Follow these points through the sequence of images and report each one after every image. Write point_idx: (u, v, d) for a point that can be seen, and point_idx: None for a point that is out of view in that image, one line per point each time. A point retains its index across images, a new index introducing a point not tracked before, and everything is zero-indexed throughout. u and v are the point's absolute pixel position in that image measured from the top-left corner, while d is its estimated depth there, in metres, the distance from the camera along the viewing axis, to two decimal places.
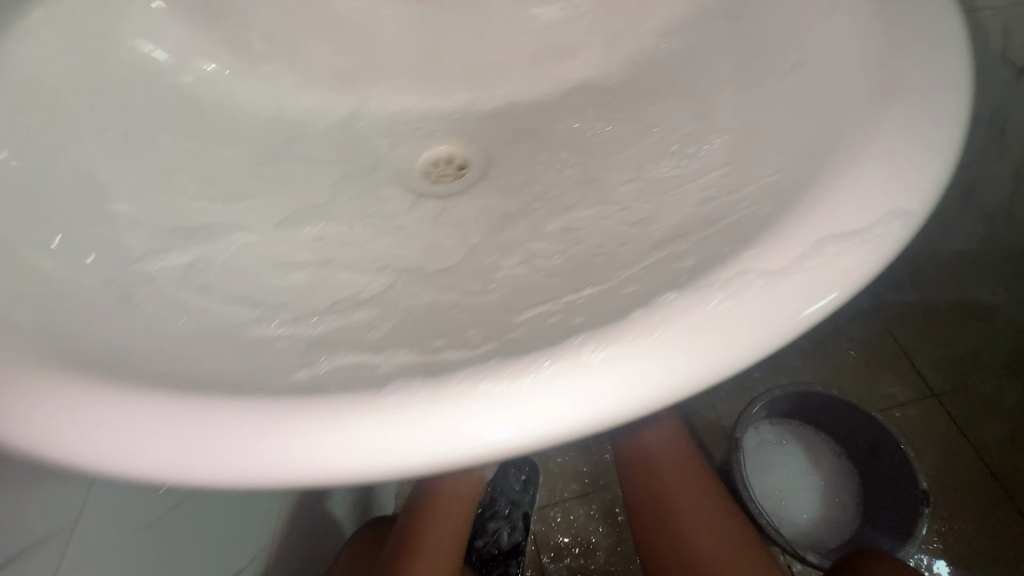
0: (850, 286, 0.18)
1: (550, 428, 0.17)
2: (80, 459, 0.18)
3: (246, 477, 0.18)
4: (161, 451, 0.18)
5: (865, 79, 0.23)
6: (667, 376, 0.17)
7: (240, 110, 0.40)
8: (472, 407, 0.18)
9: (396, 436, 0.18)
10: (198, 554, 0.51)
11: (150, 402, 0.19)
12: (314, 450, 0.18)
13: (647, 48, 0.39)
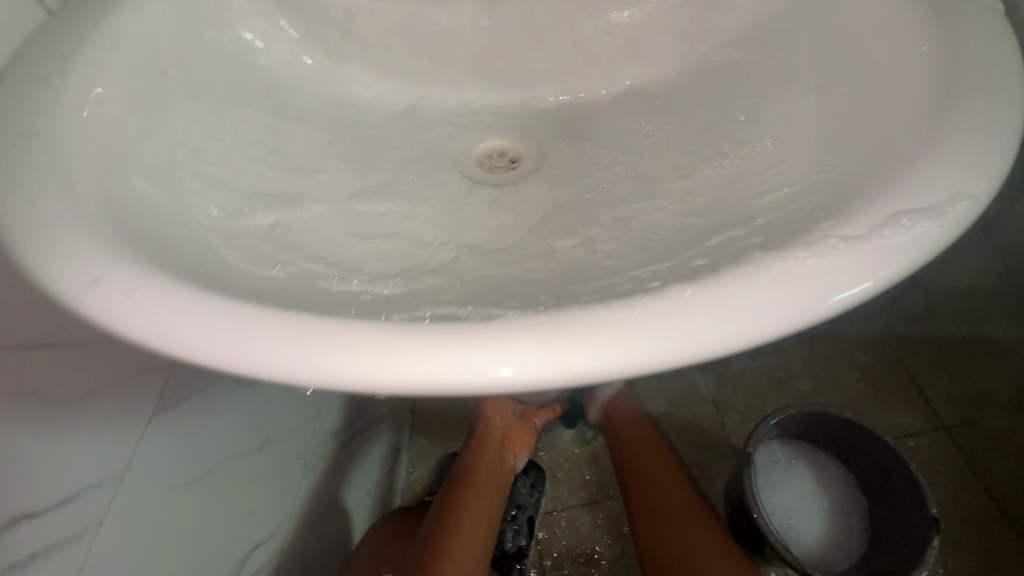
0: (918, 253, 0.19)
1: (640, 356, 0.19)
2: (207, 352, 0.20)
3: (354, 380, 0.20)
4: (281, 350, 0.20)
5: (925, 86, 0.25)
6: (712, 340, 0.19)
7: (313, 93, 0.42)
8: (567, 336, 0.19)
9: (495, 354, 0.19)
10: (228, 516, 0.52)
11: (243, 314, 0.21)
12: (419, 359, 0.19)
13: (699, 59, 0.41)
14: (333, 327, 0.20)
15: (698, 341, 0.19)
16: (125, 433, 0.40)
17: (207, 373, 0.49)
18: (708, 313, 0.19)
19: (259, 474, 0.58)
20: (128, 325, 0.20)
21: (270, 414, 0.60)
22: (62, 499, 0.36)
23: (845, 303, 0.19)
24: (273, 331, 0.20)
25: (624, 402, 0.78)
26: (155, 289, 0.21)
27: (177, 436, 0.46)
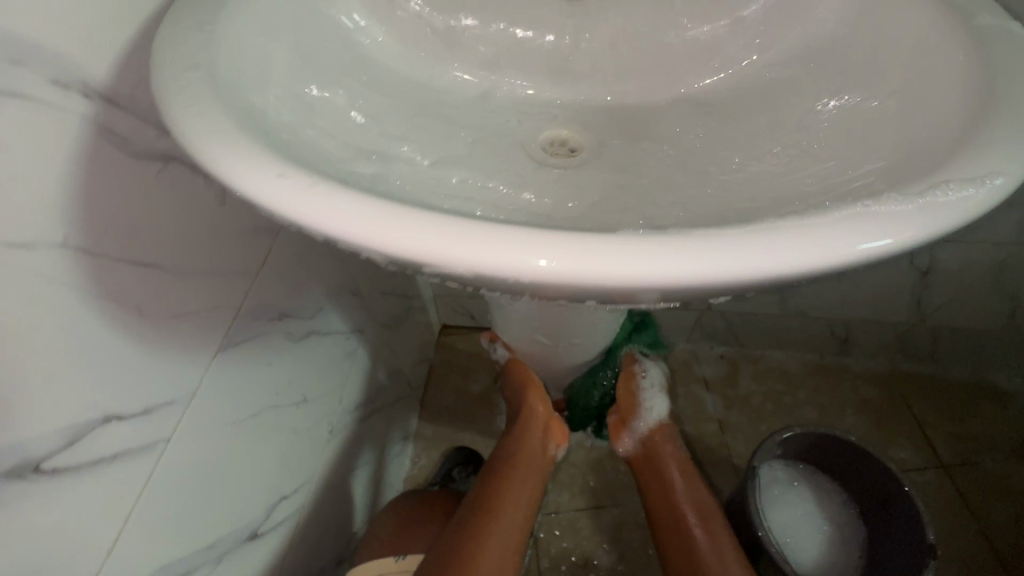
0: (969, 213, 0.23)
1: (734, 263, 0.21)
2: (346, 228, 0.22)
3: (474, 262, 0.22)
4: (412, 230, 0.22)
5: (964, 102, 0.30)
6: (791, 259, 0.21)
7: (399, 71, 0.47)
8: (666, 244, 0.21)
9: (602, 252, 0.21)
10: (263, 460, 0.55)
11: (375, 201, 0.23)
12: (533, 249, 0.21)
13: (751, 74, 0.46)
14: (444, 218, 0.23)
15: (758, 266, 0.21)
16: (194, 361, 0.43)
17: (263, 321, 0.52)
18: (777, 247, 0.21)
19: (293, 428, 0.60)
20: (276, 199, 0.24)
21: (307, 375, 0.63)
22: (144, 410, 0.38)
23: (912, 242, 0.22)
24: (390, 213, 0.23)
25: (669, 437, 0.67)
26: (301, 174, 0.24)
27: (232, 374, 0.49)
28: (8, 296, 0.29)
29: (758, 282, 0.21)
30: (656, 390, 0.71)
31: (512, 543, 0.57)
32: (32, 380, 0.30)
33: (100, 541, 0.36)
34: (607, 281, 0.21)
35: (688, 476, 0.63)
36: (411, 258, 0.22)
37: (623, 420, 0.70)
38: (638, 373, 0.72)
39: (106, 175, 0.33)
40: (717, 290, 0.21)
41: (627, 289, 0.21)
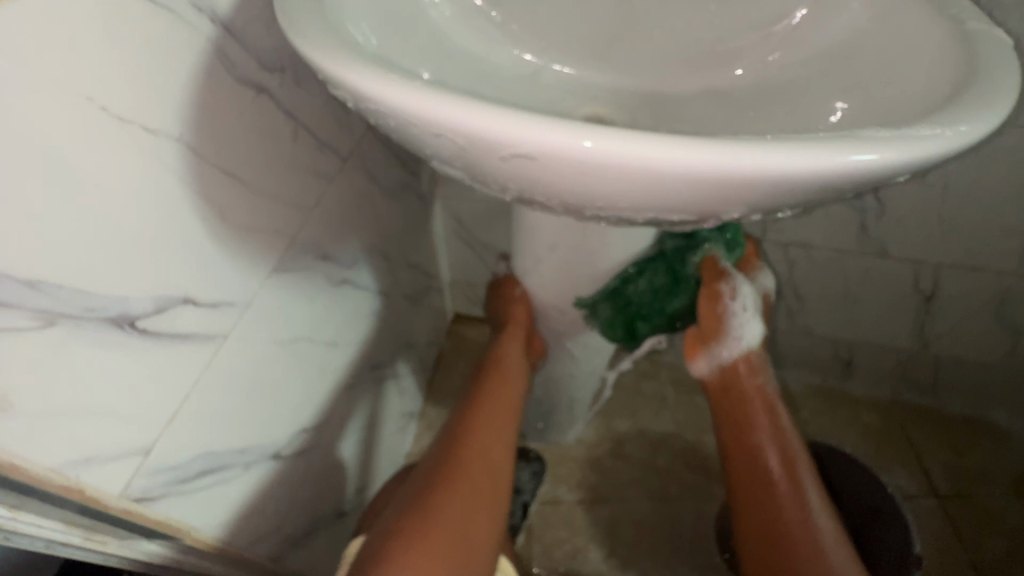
0: (946, 148, 0.28)
1: (754, 160, 0.25)
2: (434, 114, 0.27)
3: (541, 141, 0.26)
4: (489, 114, 0.26)
5: (942, 90, 0.36)
6: (802, 161, 0.26)
7: (458, 39, 0.52)
8: (703, 141, 0.26)
9: (649, 141, 0.26)
10: (296, 387, 0.59)
11: (457, 95, 0.27)
12: (591, 133, 0.26)
13: (773, 68, 0.50)
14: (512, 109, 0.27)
15: (775, 163, 0.25)
16: (254, 273, 0.48)
17: (310, 257, 0.58)
18: (791, 151, 0.26)
19: (322, 366, 0.65)
20: (377, 94, 0.28)
21: (338, 322, 0.67)
22: (212, 304, 0.43)
23: (903, 161, 0.27)
24: (469, 101, 0.27)
25: (757, 369, 0.64)
26: (394, 75, 0.29)
27: (282, 295, 0.54)
28: (130, 169, 0.34)
29: (773, 180, 0.26)
30: (747, 315, 0.64)
31: (494, 456, 0.59)
32: (139, 246, 0.35)
33: (162, 410, 0.40)
34: (651, 165, 0.26)
35: (776, 426, 0.61)
36: (487, 139, 0.27)
37: (703, 345, 0.65)
38: (728, 294, 0.63)
39: (211, 89, 0.39)
40: (740, 182, 0.26)
41: (662, 175, 0.26)
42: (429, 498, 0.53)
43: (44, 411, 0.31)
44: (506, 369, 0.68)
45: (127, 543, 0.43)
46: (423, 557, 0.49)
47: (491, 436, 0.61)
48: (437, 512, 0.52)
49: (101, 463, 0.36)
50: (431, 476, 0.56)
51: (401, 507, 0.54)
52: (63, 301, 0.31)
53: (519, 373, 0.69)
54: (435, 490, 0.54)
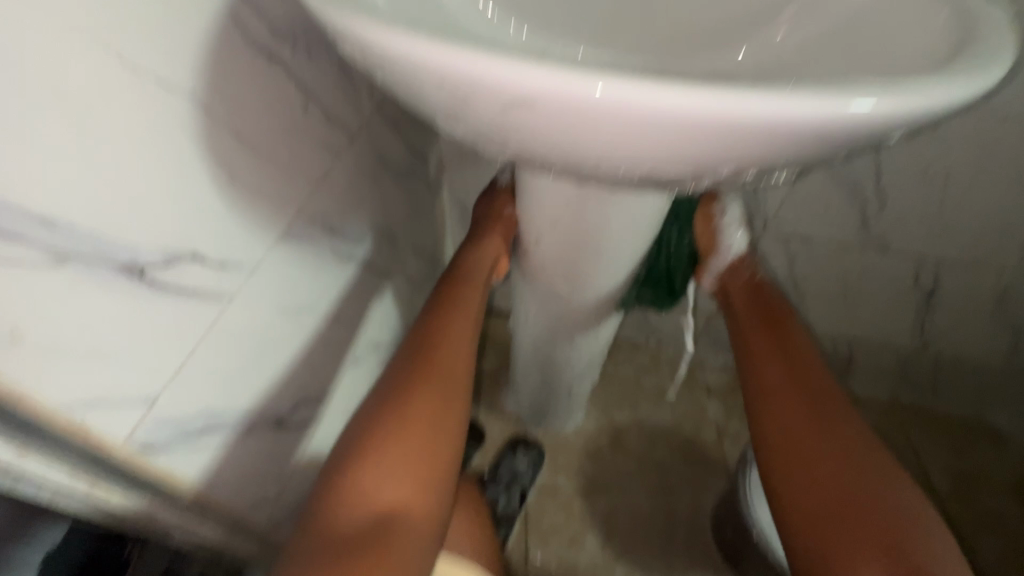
0: (940, 101, 0.28)
1: (753, 104, 0.26)
2: (439, 59, 0.28)
3: (544, 84, 0.26)
4: (493, 59, 0.27)
5: (939, 58, 0.36)
6: (800, 106, 0.26)
7: (464, 15, 0.53)
8: (704, 85, 0.26)
9: (650, 84, 0.26)
10: (298, 357, 0.60)
11: (462, 42, 0.28)
12: (594, 77, 0.26)
13: (775, 48, 0.51)
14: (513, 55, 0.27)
15: (774, 108, 0.26)
16: (260, 238, 0.49)
17: (315, 229, 0.58)
18: (790, 96, 0.26)
19: (324, 340, 0.66)
20: (383, 43, 0.29)
21: (341, 297, 0.68)
22: (219, 263, 0.44)
23: (899, 111, 0.27)
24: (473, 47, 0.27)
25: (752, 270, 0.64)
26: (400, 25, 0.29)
27: (287, 264, 0.54)
28: (141, 119, 0.35)
29: (770, 127, 0.27)
30: (734, 226, 0.66)
31: (462, 351, 0.54)
32: (149, 196, 0.36)
33: (166, 362, 0.41)
34: (652, 108, 0.26)
35: (776, 327, 0.57)
36: (492, 83, 0.27)
37: (699, 264, 0.68)
38: (715, 212, 0.66)
39: (221, 48, 0.40)
40: (739, 128, 0.27)
41: (659, 120, 0.27)
42: (402, 392, 0.49)
43: (54, 349, 0.32)
44: (472, 270, 0.63)
45: (128, 498, 0.44)
46: (400, 448, 0.46)
47: (458, 332, 0.55)
48: (412, 403, 0.48)
49: (106, 407, 0.36)
50: (404, 369, 0.51)
51: (372, 402, 0.50)
52: (74, 241, 0.32)
53: (484, 276, 0.63)
54: (407, 383, 0.50)
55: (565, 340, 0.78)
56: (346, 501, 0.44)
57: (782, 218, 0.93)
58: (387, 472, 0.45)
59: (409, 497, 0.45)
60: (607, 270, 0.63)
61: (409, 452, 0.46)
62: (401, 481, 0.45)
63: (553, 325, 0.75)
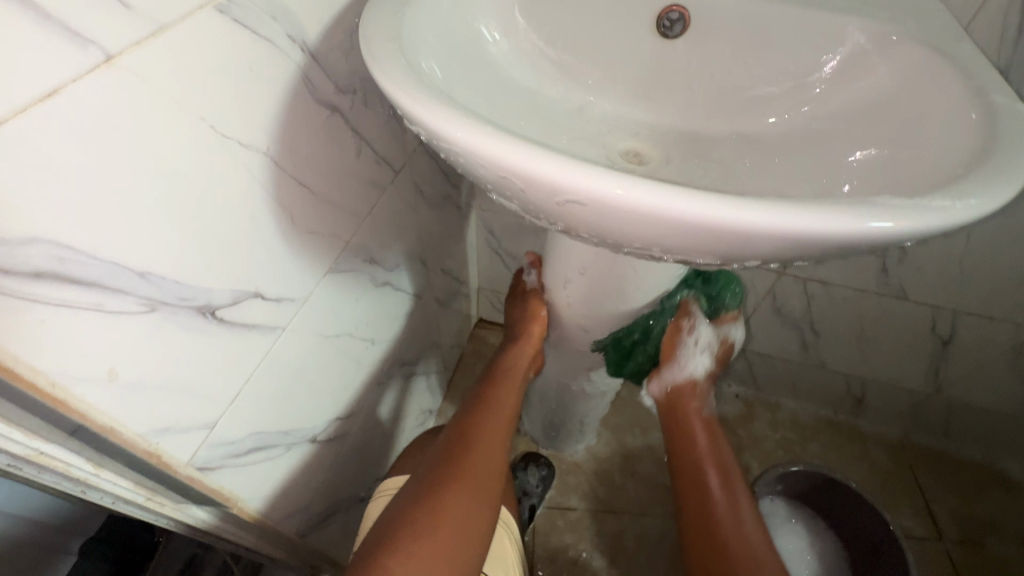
0: (943, 220, 0.31)
1: (766, 220, 0.30)
2: (493, 154, 0.32)
3: (583, 187, 0.31)
4: (541, 161, 0.31)
5: (964, 152, 0.38)
6: (807, 225, 0.30)
7: (509, 70, 0.55)
8: (721, 202, 0.30)
9: (676, 198, 0.30)
10: (336, 378, 0.64)
11: (514, 139, 0.32)
12: (625, 186, 0.30)
13: (805, 116, 0.53)
14: (569, 160, 0.31)
15: (783, 224, 0.30)
16: (312, 272, 0.53)
17: (359, 260, 0.62)
18: (796, 215, 0.30)
19: (358, 361, 0.69)
20: (444, 129, 0.33)
21: (376, 320, 0.72)
22: (276, 298, 0.48)
23: (896, 230, 0.31)
24: (524, 146, 0.31)
25: (699, 393, 0.70)
26: (460, 118, 0.33)
27: (332, 294, 0.58)
28: (228, 179, 0.39)
29: (780, 236, 0.31)
30: (700, 345, 0.69)
31: (498, 453, 0.64)
32: (225, 246, 0.40)
33: (228, 390, 0.45)
34: (675, 215, 0.30)
35: (722, 464, 0.65)
36: (536, 180, 0.31)
37: (657, 366, 0.72)
38: (686, 329, 0.68)
39: (293, 107, 0.44)
40: (752, 235, 0.31)
41: (693, 226, 0.31)
42: (411, 518, 0.55)
43: (140, 384, 0.36)
44: (512, 373, 0.73)
45: (181, 507, 0.49)
46: (429, 543, 0.53)
47: (494, 437, 0.65)
48: (422, 529, 0.54)
49: (175, 433, 0.40)
50: (412, 499, 0.57)
51: (406, 502, 0.57)
52: (163, 289, 0.36)
53: (520, 377, 0.74)
54: (438, 482, 0.58)
55: (582, 373, 0.81)
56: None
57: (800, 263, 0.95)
58: (417, 561, 0.52)
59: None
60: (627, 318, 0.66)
61: (434, 546, 0.53)
62: (429, 570, 0.51)
63: (572, 358, 0.78)
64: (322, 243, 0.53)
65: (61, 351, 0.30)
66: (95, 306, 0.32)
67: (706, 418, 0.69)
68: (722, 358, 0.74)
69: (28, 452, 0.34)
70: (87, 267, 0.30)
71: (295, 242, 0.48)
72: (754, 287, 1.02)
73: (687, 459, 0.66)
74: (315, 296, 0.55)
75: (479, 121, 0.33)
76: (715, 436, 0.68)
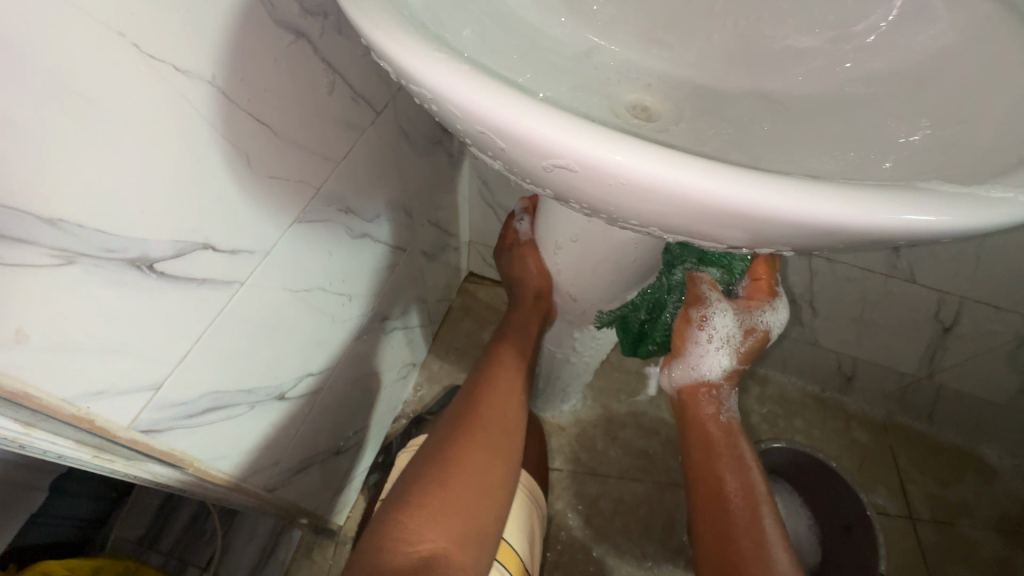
0: (997, 214, 0.26)
1: (789, 203, 0.25)
2: (468, 101, 0.26)
3: (573, 152, 0.25)
4: (522, 115, 0.25)
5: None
6: (838, 214, 0.25)
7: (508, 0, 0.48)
8: (735, 178, 0.25)
9: (684, 169, 0.25)
10: (307, 334, 0.61)
11: (494, 83, 0.26)
12: (623, 152, 0.25)
13: (841, 76, 0.47)
14: (565, 116, 0.26)
15: (811, 210, 0.25)
16: (276, 223, 0.48)
17: (332, 210, 0.57)
18: (827, 200, 0.25)
19: (332, 316, 0.65)
20: (412, 65, 0.27)
21: (354, 274, 0.68)
22: (231, 250, 0.43)
23: (944, 222, 0.26)
24: (505, 95, 0.26)
25: (717, 397, 0.66)
26: (431, 55, 0.27)
27: (302, 245, 0.53)
28: (164, 112, 0.33)
29: (806, 224, 0.26)
30: (715, 341, 0.63)
31: (505, 423, 0.64)
32: (162, 190, 0.35)
33: (175, 350, 0.41)
34: (682, 192, 0.25)
35: (736, 453, 0.63)
36: (518, 138, 0.26)
37: (671, 358, 0.69)
38: (697, 321, 0.63)
39: (246, 29, 0.37)
40: (772, 221, 0.26)
41: (701, 207, 0.26)
42: (413, 503, 0.56)
43: (60, 344, 0.32)
44: (519, 336, 0.73)
45: (133, 464, 0.46)
46: (438, 509, 0.55)
47: (499, 410, 0.65)
48: (424, 518, 0.55)
49: (111, 396, 0.37)
50: (414, 482, 0.58)
51: (415, 471, 0.59)
52: (81, 239, 0.31)
53: (529, 340, 0.73)
54: (447, 452, 0.59)
55: (568, 341, 0.78)
56: (392, 544, 0.53)
57: None
58: (428, 522, 0.55)
59: (445, 546, 0.54)
60: (625, 286, 0.62)
61: (442, 513, 0.55)
62: (438, 532, 0.54)
63: (560, 324, 0.75)
64: (287, 190, 0.48)
65: None
66: None
67: (727, 425, 0.65)
68: (754, 353, 0.65)
69: None
70: None
71: (251, 189, 0.43)
72: None
73: (702, 440, 0.64)
74: (281, 249, 0.50)
75: (456, 61, 0.27)
76: (736, 448, 0.63)
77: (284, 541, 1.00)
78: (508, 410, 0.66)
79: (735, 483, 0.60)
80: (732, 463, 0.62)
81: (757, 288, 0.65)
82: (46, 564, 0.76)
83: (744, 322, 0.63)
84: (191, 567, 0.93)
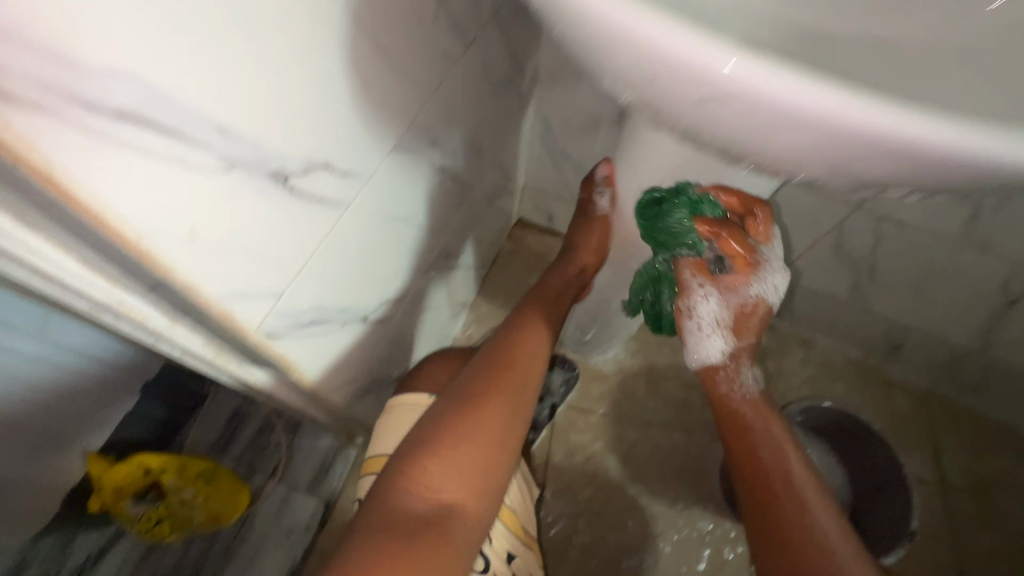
0: None
1: (943, 137, 0.26)
2: (629, 26, 0.27)
3: (729, 79, 0.26)
4: (682, 40, 0.26)
5: None
6: (988, 150, 0.26)
7: None
8: (892, 110, 0.26)
9: (841, 99, 0.26)
10: (390, 260, 0.64)
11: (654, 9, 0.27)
12: (780, 80, 0.26)
13: (971, 21, 0.44)
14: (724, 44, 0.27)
15: (964, 145, 0.26)
16: (379, 149, 0.50)
17: (421, 141, 0.58)
18: (981, 137, 0.26)
19: (410, 247, 0.68)
20: None
21: (430, 208, 0.70)
22: (344, 172, 0.45)
23: None
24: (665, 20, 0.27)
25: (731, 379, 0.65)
26: None
27: (395, 173, 0.55)
28: (308, 27, 0.34)
29: (953, 160, 0.27)
30: (707, 328, 0.63)
31: (526, 382, 0.65)
32: (302, 107, 0.37)
33: (296, 262, 0.44)
34: (835, 124, 0.26)
35: (777, 440, 0.63)
36: (676, 64, 0.27)
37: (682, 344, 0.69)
38: (682, 311, 0.63)
39: None
40: (922, 156, 0.27)
41: (847, 139, 0.27)
42: (431, 455, 0.57)
43: (216, 247, 0.35)
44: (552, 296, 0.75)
45: (242, 367, 0.52)
46: (458, 464, 0.57)
47: (520, 368, 0.65)
48: (440, 471, 0.56)
49: (249, 298, 0.40)
50: (432, 434, 0.58)
51: (432, 420, 0.60)
52: (241, 149, 0.33)
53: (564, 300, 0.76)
54: (472, 407, 0.60)
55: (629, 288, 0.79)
56: (417, 488, 0.55)
57: (882, 199, 0.87)
58: (446, 476, 0.56)
59: (462, 500, 0.56)
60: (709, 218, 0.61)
61: (461, 465, 0.57)
62: (456, 487, 0.56)
63: (624, 270, 0.76)
64: (390, 117, 0.49)
65: (146, 204, 0.29)
66: (176, 161, 0.30)
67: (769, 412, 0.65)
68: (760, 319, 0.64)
69: (109, 301, 0.36)
70: (168, 113, 0.28)
71: (363, 111, 0.44)
72: (820, 220, 0.96)
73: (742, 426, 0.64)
74: (379, 175, 0.52)
75: None
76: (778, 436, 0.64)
77: (341, 456, 1.01)
78: (529, 369, 0.66)
79: (779, 472, 0.61)
80: (776, 450, 0.62)
81: (737, 261, 0.59)
82: (143, 458, 0.88)
83: (733, 301, 0.61)
84: (259, 474, 0.99)
